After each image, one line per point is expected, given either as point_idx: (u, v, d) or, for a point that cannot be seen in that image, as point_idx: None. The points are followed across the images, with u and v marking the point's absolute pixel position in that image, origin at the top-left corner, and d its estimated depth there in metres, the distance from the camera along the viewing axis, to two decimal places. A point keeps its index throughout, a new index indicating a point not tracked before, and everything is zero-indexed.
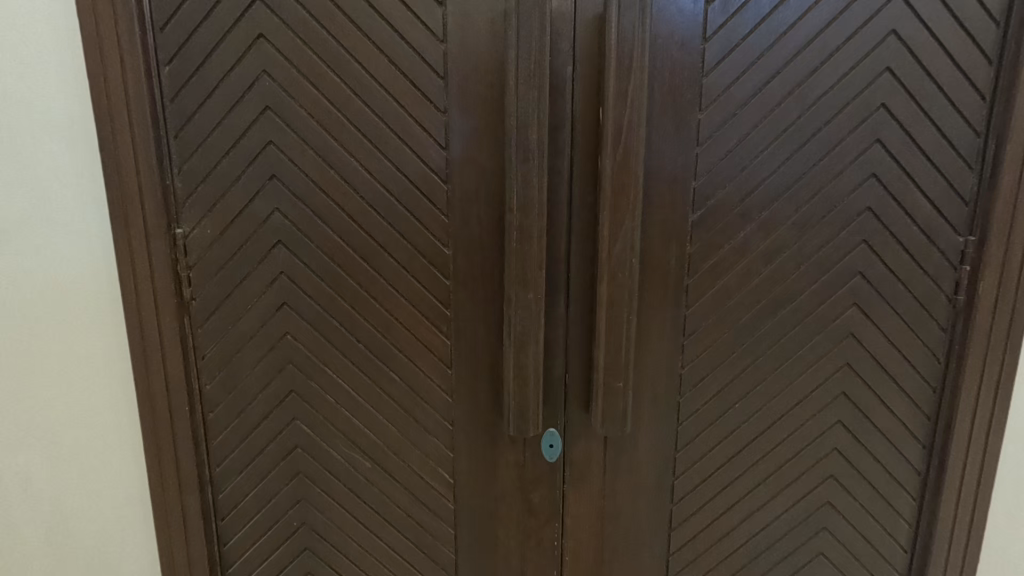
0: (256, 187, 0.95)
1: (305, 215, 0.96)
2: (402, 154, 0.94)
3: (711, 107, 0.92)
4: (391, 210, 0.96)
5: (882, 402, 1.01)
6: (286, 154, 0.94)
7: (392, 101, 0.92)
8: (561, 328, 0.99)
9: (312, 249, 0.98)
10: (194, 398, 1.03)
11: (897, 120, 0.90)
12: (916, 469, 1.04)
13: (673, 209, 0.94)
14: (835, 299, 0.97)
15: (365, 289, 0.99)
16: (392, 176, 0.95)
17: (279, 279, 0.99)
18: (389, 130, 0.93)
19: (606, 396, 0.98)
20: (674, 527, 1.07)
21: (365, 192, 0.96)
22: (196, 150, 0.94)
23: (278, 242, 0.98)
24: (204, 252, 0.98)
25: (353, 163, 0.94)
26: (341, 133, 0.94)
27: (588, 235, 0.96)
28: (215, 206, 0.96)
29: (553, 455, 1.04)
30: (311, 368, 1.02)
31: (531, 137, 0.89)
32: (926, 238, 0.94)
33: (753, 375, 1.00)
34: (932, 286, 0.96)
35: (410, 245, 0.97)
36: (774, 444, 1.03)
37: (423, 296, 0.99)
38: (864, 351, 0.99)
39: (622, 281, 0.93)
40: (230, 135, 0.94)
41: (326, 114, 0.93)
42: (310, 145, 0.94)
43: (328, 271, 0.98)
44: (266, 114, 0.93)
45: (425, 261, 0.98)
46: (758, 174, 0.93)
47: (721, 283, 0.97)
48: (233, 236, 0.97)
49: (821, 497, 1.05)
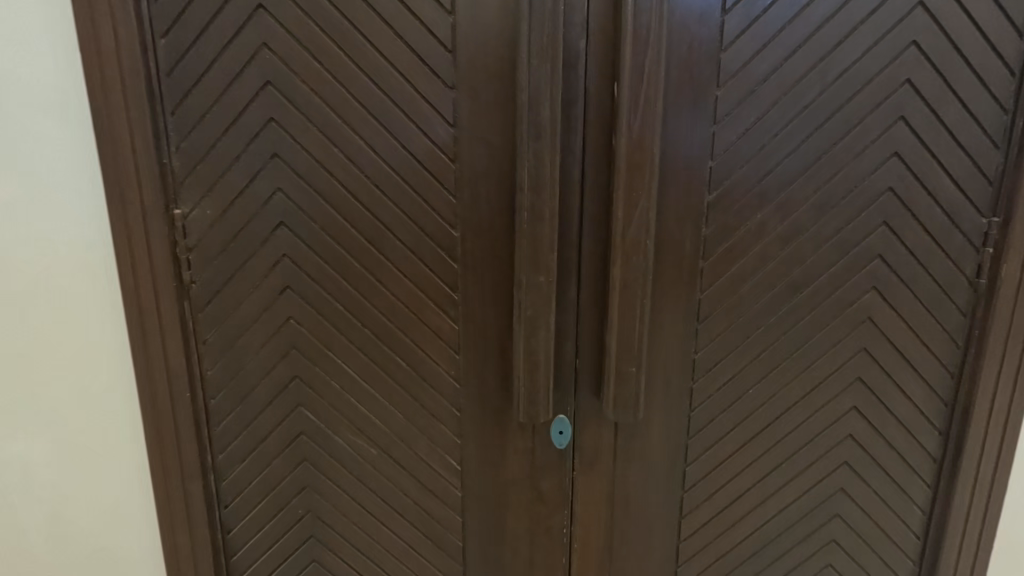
0: (258, 167, 0.92)
1: (309, 196, 0.93)
2: (409, 132, 0.91)
3: (729, 83, 0.88)
4: (398, 190, 0.93)
5: (898, 387, 0.99)
6: (287, 132, 0.91)
7: (399, 77, 0.89)
8: (572, 312, 0.97)
9: (316, 231, 0.95)
10: (195, 384, 1.00)
11: (922, 97, 0.87)
12: (931, 456, 1.02)
13: (688, 189, 0.91)
14: (853, 283, 0.94)
15: (370, 272, 0.96)
16: (398, 155, 0.92)
17: (283, 264, 0.96)
18: (396, 107, 0.90)
19: (618, 382, 0.96)
20: (684, 514, 1.05)
21: (370, 172, 0.92)
22: (198, 128, 0.91)
23: (280, 223, 0.94)
24: (204, 235, 0.95)
25: (358, 141, 0.91)
26: (346, 110, 0.90)
27: (601, 216, 0.93)
28: (215, 187, 0.93)
29: (563, 442, 1.02)
30: (315, 353, 1.00)
31: (544, 113, 0.86)
32: (949, 220, 0.91)
33: (768, 360, 0.98)
34: (954, 270, 0.93)
35: (417, 227, 0.94)
36: (788, 430, 1.01)
37: (430, 279, 0.96)
38: (881, 336, 0.97)
39: (636, 264, 0.91)
40: (229, 112, 0.90)
41: (329, 91, 0.89)
42: (313, 122, 0.90)
43: (332, 253, 0.95)
44: (266, 89, 0.89)
45: (433, 244, 0.95)
46: (776, 153, 0.90)
47: (737, 267, 0.94)
48: (233, 218, 0.94)
49: (834, 484, 1.03)
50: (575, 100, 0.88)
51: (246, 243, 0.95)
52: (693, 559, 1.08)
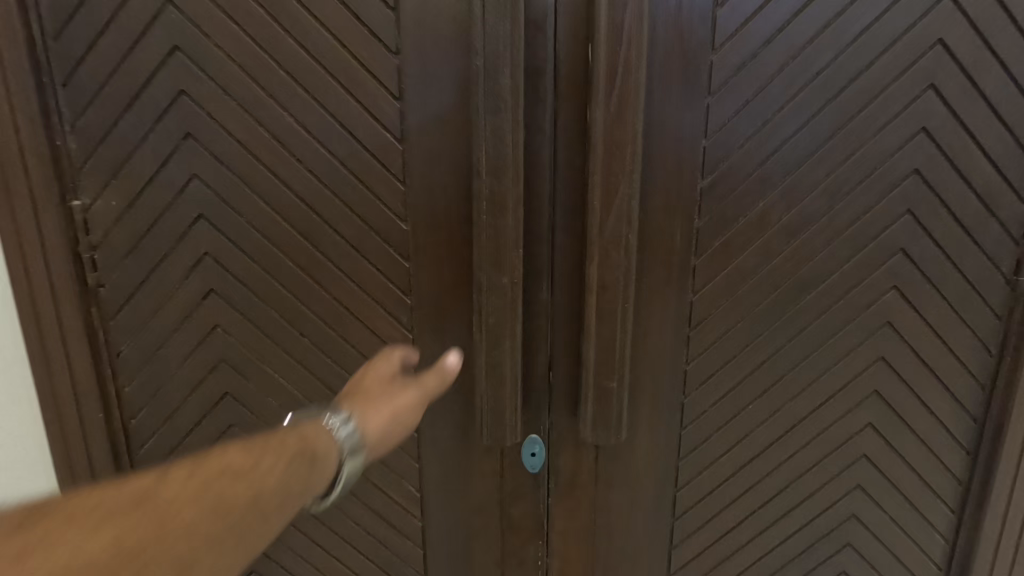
0: (169, 151, 0.78)
1: (231, 183, 0.79)
2: (346, 107, 0.77)
3: (726, 46, 0.74)
4: (336, 177, 0.79)
5: (921, 401, 0.86)
6: (202, 107, 0.76)
7: (332, 41, 0.74)
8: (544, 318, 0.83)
9: (241, 224, 0.81)
10: (110, 403, 0.87)
11: (957, 61, 0.73)
12: (956, 477, 0.89)
13: (678, 173, 0.77)
14: (870, 282, 0.81)
15: (308, 272, 0.83)
16: (335, 135, 0.78)
17: (204, 262, 0.82)
18: (331, 78, 0.76)
19: (597, 398, 0.83)
20: (675, 544, 0.93)
21: (302, 155, 0.78)
22: (94, 105, 0.76)
23: (199, 215, 0.80)
24: (110, 230, 0.81)
25: (286, 118, 0.77)
26: (271, 81, 0.76)
27: (576, 205, 0.79)
28: (119, 173, 0.79)
29: (536, 465, 0.89)
30: (248, 367, 0.86)
31: (503, 83, 0.72)
32: (984, 207, 0.77)
33: (771, 371, 0.85)
34: (988, 266, 0.80)
35: (361, 220, 0.80)
36: (793, 451, 0.88)
37: (378, 281, 0.82)
38: (902, 343, 0.83)
39: (616, 262, 0.77)
40: (131, 83, 0.75)
41: (251, 59, 0.75)
42: (231, 95, 0.76)
43: (262, 250, 0.82)
44: (175, 55, 0.75)
45: (380, 239, 0.81)
46: (783, 129, 0.76)
47: (735, 264, 0.81)
48: (143, 210, 0.80)
49: (845, 509, 0.91)
50: (542, 67, 0.74)
51: (159, 239, 0.81)
52: None
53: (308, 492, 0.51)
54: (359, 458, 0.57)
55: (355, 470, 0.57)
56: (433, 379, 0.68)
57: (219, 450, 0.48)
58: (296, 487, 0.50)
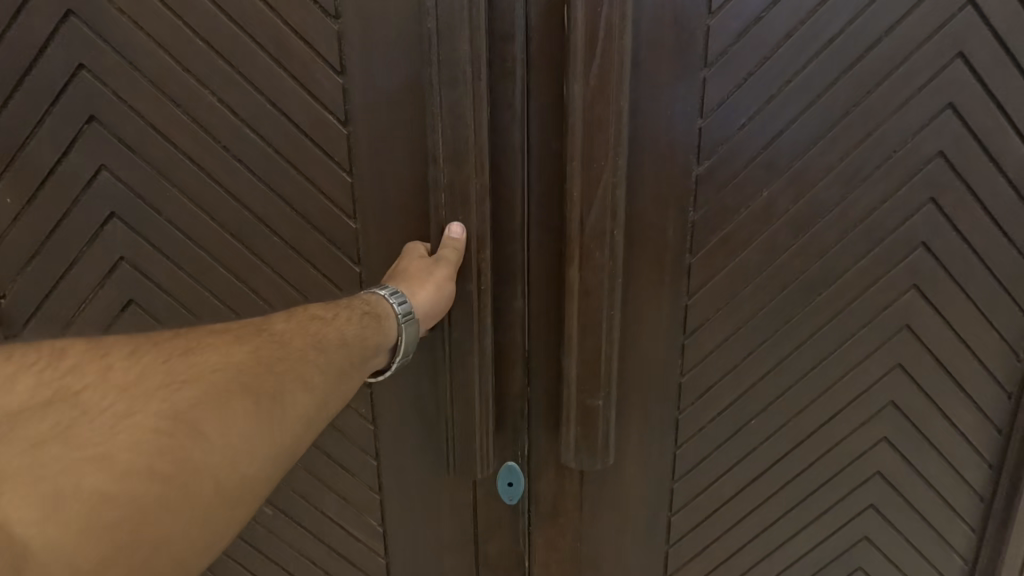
0: (76, 146, 0.73)
1: (150, 177, 0.74)
2: (279, 83, 0.69)
3: (726, 9, 0.63)
4: (271, 167, 0.72)
5: (940, 412, 0.77)
6: (103, 84, 0.71)
7: (270, 13, 0.67)
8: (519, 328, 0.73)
9: (161, 222, 0.75)
10: None
11: (991, 25, 0.63)
12: (977, 494, 0.81)
13: (671, 158, 0.67)
14: (887, 280, 0.71)
15: (240, 276, 0.77)
16: (268, 118, 0.71)
17: (120, 266, 0.77)
18: (266, 55, 0.68)
19: (581, 417, 0.73)
20: (669, 573, 0.83)
21: (228, 141, 0.72)
22: (10, 94, 0.71)
23: (111, 214, 0.75)
24: (14, 236, 0.76)
25: (208, 96, 0.70)
26: (196, 60, 0.69)
27: (553, 197, 0.69)
28: (23, 171, 0.74)
29: (514, 496, 0.79)
30: None
31: (463, 53, 0.61)
32: (1016, 195, 0.68)
33: (776, 382, 0.75)
34: (1018, 260, 0.71)
35: (301, 217, 0.74)
36: (801, 469, 0.79)
37: (318, 285, 0.76)
38: (922, 348, 0.74)
39: (600, 262, 0.67)
40: (24, 55, 0.70)
41: (177, 38, 0.69)
42: (139, 70, 0.70)
43: (184, 251, 0.76)
44: (70, 21, 0.68)
45: (323, 239, 0.74)
46: (791, 106, 0.66)
47: (736, 263, 0.71)
48: (48, 212, 0.75)
49: (856, 531, 0.82)
50: (511, 35, 0.64)
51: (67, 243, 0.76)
52: None
53: (359, 376, 0.59)
54: (414, 333, 0.66)
55: (411, 336, 0.65)
56: (449, 252, 0.67)
57: (272, 339, 0.54)
58: (333, 381, 0.55)
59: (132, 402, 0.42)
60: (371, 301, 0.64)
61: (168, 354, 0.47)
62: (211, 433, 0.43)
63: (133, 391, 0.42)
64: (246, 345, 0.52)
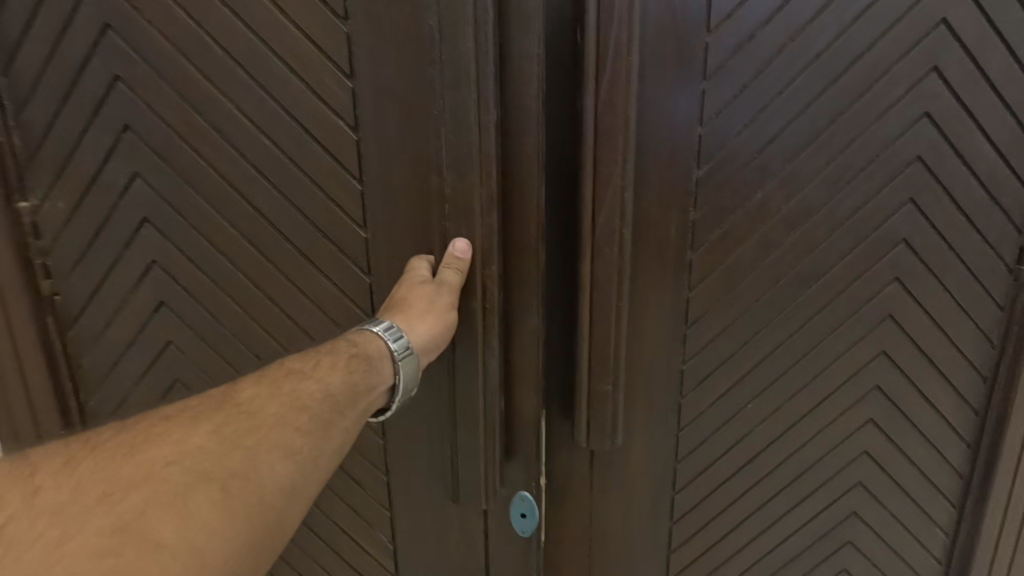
0: (114, 155, 0.79)
1: (180, 184, 0.80)
2: (292, 90, 0.75)
3: (722, 27, 0.70)
4: (285, 174, 0.78)
5: (922, 395, 0.83)
6: (138, 97, 0.77)
7: (287, 24, 0.72)
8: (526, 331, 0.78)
9: (184, 226, 0.82)
10: (71, 410, 0.90)
11: (961, 41, 0.69)
12: (956, 472, 0.87)
13: (674, 163, 0.73)
14: (872, 274, 0.78)
15: (259, 285, 0.83)
16: (283, 125, 0.76)
17: (152, 269, 0.83)
18: (284, 67, 0.74)
19: (591, 402, 0.79)
20: (673, 550, 0.89)
21: (247, 149, 0.78)
22: (59, 106, 0.78)
23: (145, 219, 0.82)
24: (57, 239, 0.83)
25: (226, 103, 0.76)
26: (220, 73, 0.75)
27: (565, 199, 0.76)
28: (65, 177, 0.80)
29: (528, 528, 0.86)
30: (200, 386, 0.88)
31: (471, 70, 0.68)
32: (987, 195, 0.75)
33: (770, 369, 0.82)
34: (990, 255, 0.77)
35: (312, 225, 0.80)
36: (794, 449, 0.85)
37: (329, 293, 0.82)
38: (904, 337, 0.81)
39: (609, 258, 0.73)
40: (67, 70, 0.76)
41: (205, 55, 0.75)
42: (167, 81, 0.76)
43: (207, 256, 0.83)
44: (107, 36, 0.75)
45: (333, 247, 0.80)
46: (782, 114, 0.72)
47: (734, 259, 0.77)
48: (90, 216, 0.82)
49: (846, 508, 0.88)
50: (523, 51, 0.69)
51: (108, 244, 0.83)
52: None
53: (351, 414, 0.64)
54: (410, 368, 0.71)
55: (409, 373, 0.71)
56: (451, 272, 0.74)
57: (239, 411, 0.58)
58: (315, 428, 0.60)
59: (70, 523, 0.44)
60: (366, 342, 0.70)
61: (119, 450, 0.51)
62: (167, 536, 0.46)
63: (66, 510, 0.45)
64: (213, 422, 0.56)
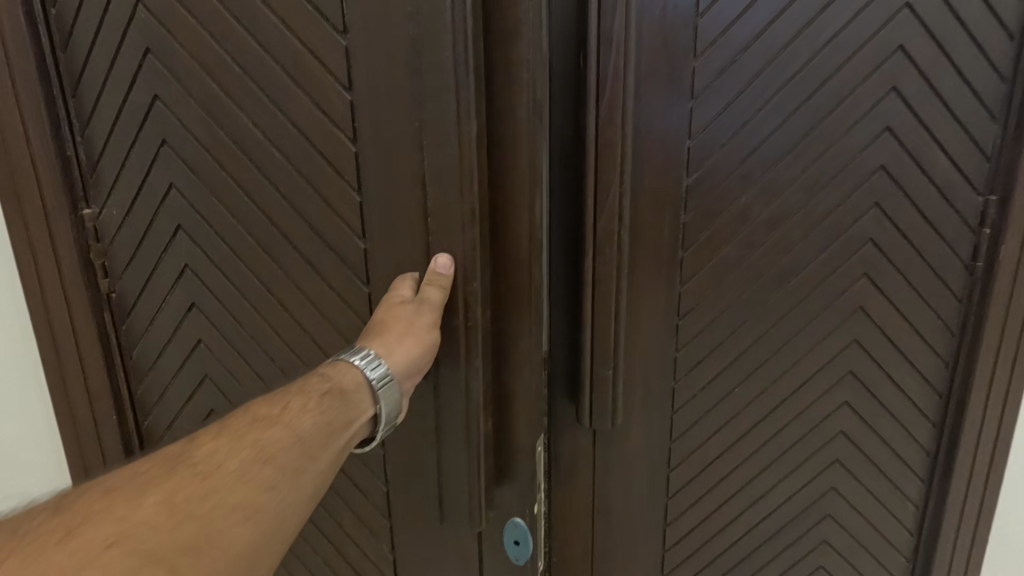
0: (154, 167, 0.87)
1: (207, 194, 0.87)
2: (299, 106, 0.80)
3: (707, 53, 0.79)
4: (295, 185, 0.84)
5: (892, 379, 0.93)
6: (173, 113, 0.84)
7: (293, 40, 0.77)
8: (513, 338, 0.85)
9: (209, 233, 0.89)
10: (122, 398, 1.00)
11: (916, 65, 0.79)
12: (925, 449, 0.97)
13: (667, 172, 0.82)
14: (843, 271, 0.87)
15: (272, 291, 0.90)
16: (293, 139, 0.82)
17: (184, 273, 0.91)
18: (293, 83, 0.79)
19: (594, 385, 0.88)
20: (669, 522, 0.98)
21: (263, 163, 0.84)
22: (112, 124, 0.86)
23: (178, 226, 0.90)
24: (106, 246, 0.92)
25: (243, 118, 0.82)
26: (240, 92, 0.81)
27: (569, 204, 0.84)
28: (114, 189, 0.89)
29: (521, 554, 0.92)
30: (227, 381, 0.96)
31: (449, 87, 0.72)
32: (943, 199, 0.84)
33: (754, 356, 0.91)
34: (949, 252, 0.87)
35: (318, 235, 0.85)
36: (777, 430, 0.94)
37: (334, 301, 0.88)
38: (874, 326, 0.90)
39: (609, 255, 0.83)
40: (119, 90, 0.84)
41: (225, 74, 0.81)
42: (195, 98, 0.83)
43: (230, 263, 0.90)
44: (147, 58, 0.82)
45: (336, 257, 0.85)
46: (761, 129, 0.82)
47: (721, 256, 0.86)
48: (136, 223, 0.90)
49: (825, 483, 0.97)
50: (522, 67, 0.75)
51: (150, 248, 0.91)
52: (679, 568, 1.01)
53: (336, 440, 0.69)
54: (393, 394, 0.75)
55: (390, 399, 0.74)
56: (435, 289, 0.78)
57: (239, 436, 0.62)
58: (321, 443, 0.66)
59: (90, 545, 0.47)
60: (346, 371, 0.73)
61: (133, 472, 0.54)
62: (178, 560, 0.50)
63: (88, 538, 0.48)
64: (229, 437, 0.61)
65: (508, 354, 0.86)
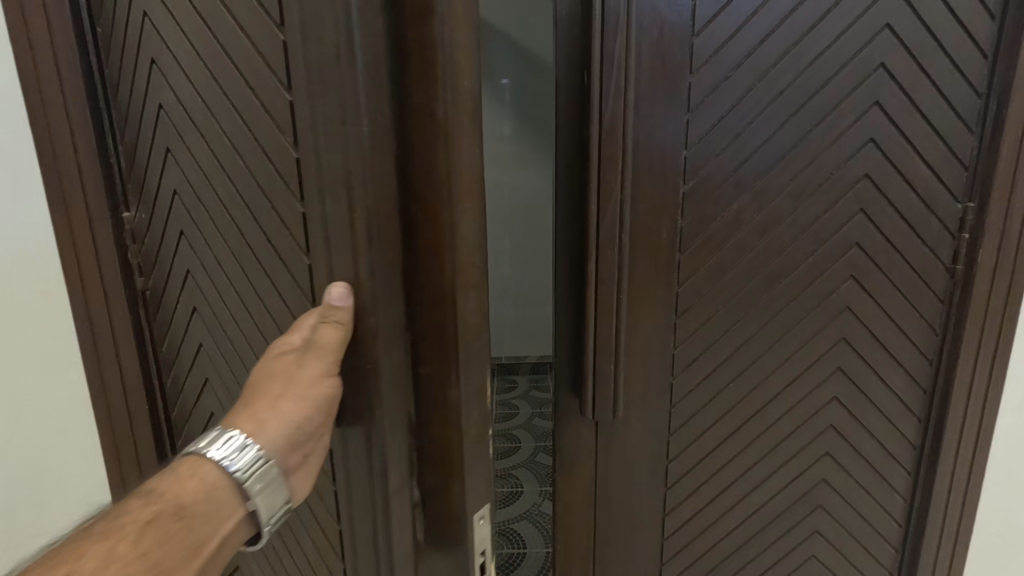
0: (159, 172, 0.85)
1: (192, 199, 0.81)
2: (256, 112, 0.68)
3: (702, 69, 0.85)
4: (256, 201, 0.73)
5: (879, 376, 0.98)
6: (172, 122, 0.81)
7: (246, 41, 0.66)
8: (442, 404, 0.64)
9: (204, 245, 0.85)
10: (154, 394, 1.04)
11: (897, 81, 0.85)
12: (911, 443, 1.02)
13: (665, 180, 0.88)
14: (832, 272, 0.93)
15: (252, 314, 0.81)
16: (252, 150, 0.71)
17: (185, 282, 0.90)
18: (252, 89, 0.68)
19: (596, 379, 0.94)
20: (668, 512, 1.04)
21: (235, 178, 0.75)
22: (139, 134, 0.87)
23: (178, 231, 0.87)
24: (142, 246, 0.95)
25: (218, 129, 0.75)
26: (216, 102, 0.74)
27: (574, 209, 0.90)
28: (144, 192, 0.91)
29: None
30: (222, 394, 0.93)
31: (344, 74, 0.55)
32: (924, 205, 0.90)
33: (748, 353, 0.96)
34: (931, 255, 0.92)
35: (276, 258, 0.73)
36: (770, 423, 1.00)
37: None
38: (861, 325, 0.95)
39: (610, 257, 0.89)
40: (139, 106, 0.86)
41: (202, 80, 0.75)
42: (185, 105, 0.78)
43: (220, 278, 0.84)
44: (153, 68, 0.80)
45: (292, 284, 0.72)
46: (752, 139, 0.88)
47: (716, 258, 0.92)
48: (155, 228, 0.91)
49: (817, 474, 1.02)
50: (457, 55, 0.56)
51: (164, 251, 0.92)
52: (677, 555, 1.06)
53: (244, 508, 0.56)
54: (274, 475, 0.57)
55: (267, 486, 0.56)
56: (332, 326, 0.60)
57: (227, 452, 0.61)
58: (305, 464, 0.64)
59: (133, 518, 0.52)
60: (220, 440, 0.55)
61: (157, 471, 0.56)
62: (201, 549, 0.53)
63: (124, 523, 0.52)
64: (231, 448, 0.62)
65: (437, 423, 0.64)
